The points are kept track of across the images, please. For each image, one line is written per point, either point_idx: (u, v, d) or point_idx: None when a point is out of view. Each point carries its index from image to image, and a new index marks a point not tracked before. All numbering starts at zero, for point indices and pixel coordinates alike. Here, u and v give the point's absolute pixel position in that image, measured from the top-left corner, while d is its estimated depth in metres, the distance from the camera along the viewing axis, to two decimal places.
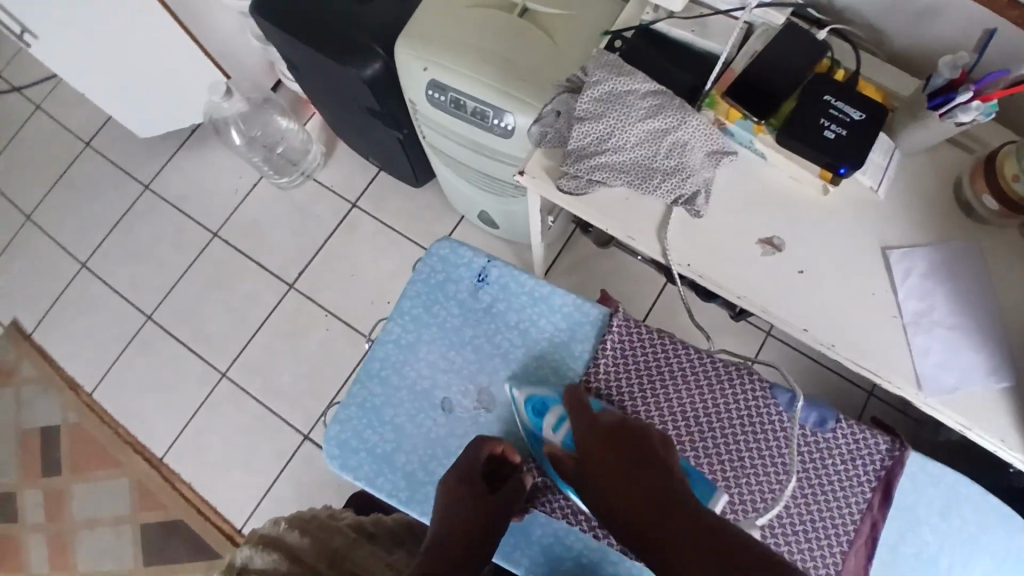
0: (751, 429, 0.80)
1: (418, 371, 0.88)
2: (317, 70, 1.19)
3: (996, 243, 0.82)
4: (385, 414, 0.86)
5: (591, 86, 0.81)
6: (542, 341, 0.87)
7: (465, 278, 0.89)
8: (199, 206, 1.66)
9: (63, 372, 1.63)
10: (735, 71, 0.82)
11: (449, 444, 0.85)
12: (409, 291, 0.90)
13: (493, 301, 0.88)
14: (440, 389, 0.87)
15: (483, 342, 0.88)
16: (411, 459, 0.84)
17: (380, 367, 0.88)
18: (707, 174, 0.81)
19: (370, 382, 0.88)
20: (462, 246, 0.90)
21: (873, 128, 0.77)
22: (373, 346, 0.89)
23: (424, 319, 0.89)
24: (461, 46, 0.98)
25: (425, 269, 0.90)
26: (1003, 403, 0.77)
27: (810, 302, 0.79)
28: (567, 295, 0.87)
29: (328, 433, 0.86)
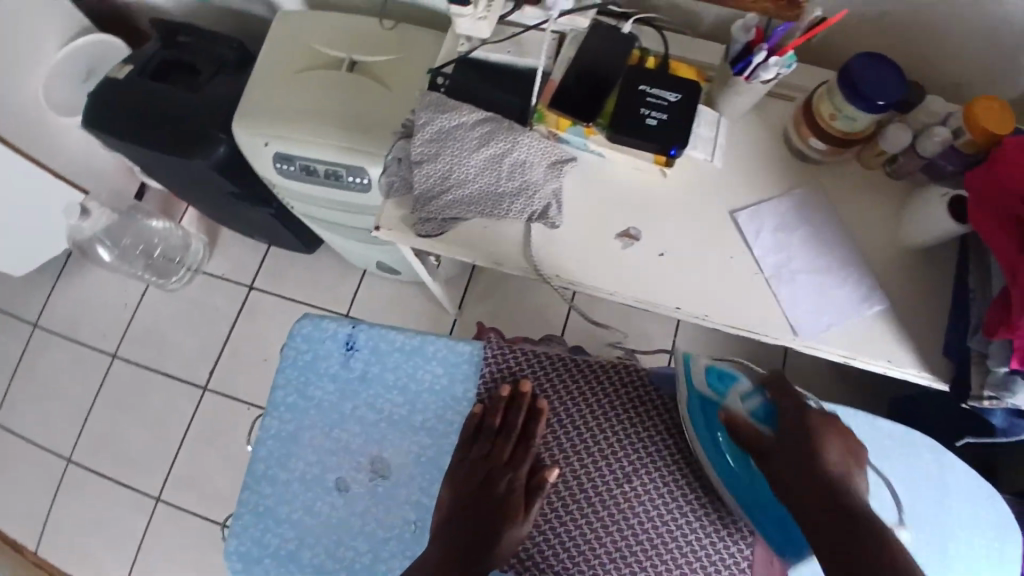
0: (644, 420, 0.82)
1: (305, 460, 0.85)
2: (167, 167, 1.16)
3: (835, 182, 0.87)
4: (280, 513, 0.84)
5: (421, 128, 0.81)
6: (424, 393, 0.85)
7: (332, 351, 0.87)
8: (91, 328, 1.57)
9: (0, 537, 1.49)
10: (555, 80, 0.83)
11: (351, 524, 0.83)
12: (279, 378, 0.88)
13: (366, 366, 0.87)
14: (332, 471, 0.85)
15: (365, 412, 0.85)
16: (316, 552, 0.82)
17: (266, 467, 0.86)
18: (551, 186, 0.82)
19: (258, 485, 0.85)
20: (323, 320, 0.88)
21: (690, 105, 0.80)
22: (254, 447, 0.86)
23: (300, 406, 0.87)
24: (295, 115, 0.97)
25: (290, 353, 0.88)
26: (880, 326, 0.81)
27: (680, 281, 0.81)
28: (439, 338, 0.86)
29: (228, 548, 0.83)
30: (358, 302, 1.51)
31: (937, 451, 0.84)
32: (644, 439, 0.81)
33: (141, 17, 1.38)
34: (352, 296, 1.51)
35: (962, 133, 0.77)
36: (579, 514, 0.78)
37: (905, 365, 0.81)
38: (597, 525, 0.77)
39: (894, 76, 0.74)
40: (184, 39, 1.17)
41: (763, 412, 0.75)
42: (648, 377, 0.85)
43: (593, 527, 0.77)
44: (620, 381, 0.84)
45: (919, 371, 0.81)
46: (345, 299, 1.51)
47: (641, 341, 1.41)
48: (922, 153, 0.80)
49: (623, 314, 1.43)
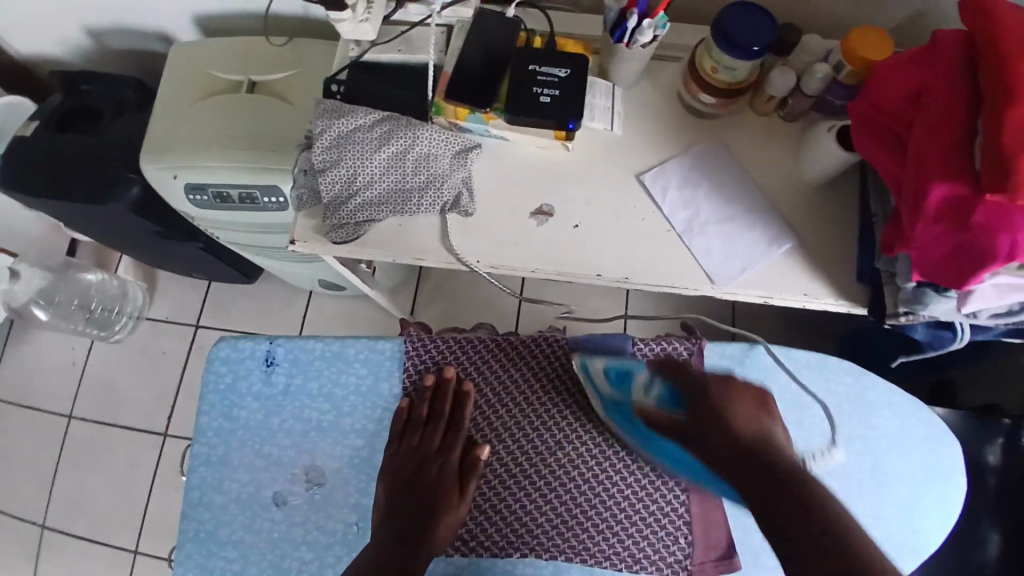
0: (567, 387, 0.84)
1: (239, 481, 0.85)
2: (86, 216, 1.14)
3: (735, 133, 0.90)
4: (221, 536, 0.83)
5: (319, 136, 0.80)
6: (350, 396, 0.85)
7: (253, 370, 0.87)
8: (41, 392, 1.52)
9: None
10: (447, 71, 0.85)
11: (293, 535, 0.83)
12: (204, 405, 0.87)
13: (288, 379, 0.86)
14: (268, 487, 0.84)
15: (293, 424, 0.85)
16: (261, 568, 0.82)
17: (201, 494, 0.85)
18: (457, 175, 0.83)
19: (195, 512, 0.84)
20: (240, 340, 0.87)
21: (581, 78, 0.82)
22: (187, 477, 0.85)
23: (227, 428, 0.86)
24: (201, 143, 0.96)
25: (210, 377, 0.87)
26: (790, 261, 0.84)
27: (596, 248, 0.83)
28: (358, 340, 0.86)
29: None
30: (311, 322, 1.50)
31: (862, 373, 0.87)
32: (573, 405, 0.84)
33: (43, 71, 1.35)
34: (302, 318, 1.50)
35: (843, 66, 0.80)
36: (516, 487, 0.82)
37: (823, 296, 0.83)
38: (534, 495, 0.81)
39: (763, 22, 0.77)
40: (85, 85, 1.15)
41: (668, 396, 0.75)
42: (567, 345, 0.86)
43: (530, 497, 0.82)
44: (541, 353, 0.85)
45: (836, 300, 0.84)
46: (297, 322, 1.50)
47: (595, 317, 1.43)
48: (808, 92, 0.84)
49: (572, 295, 1.45)
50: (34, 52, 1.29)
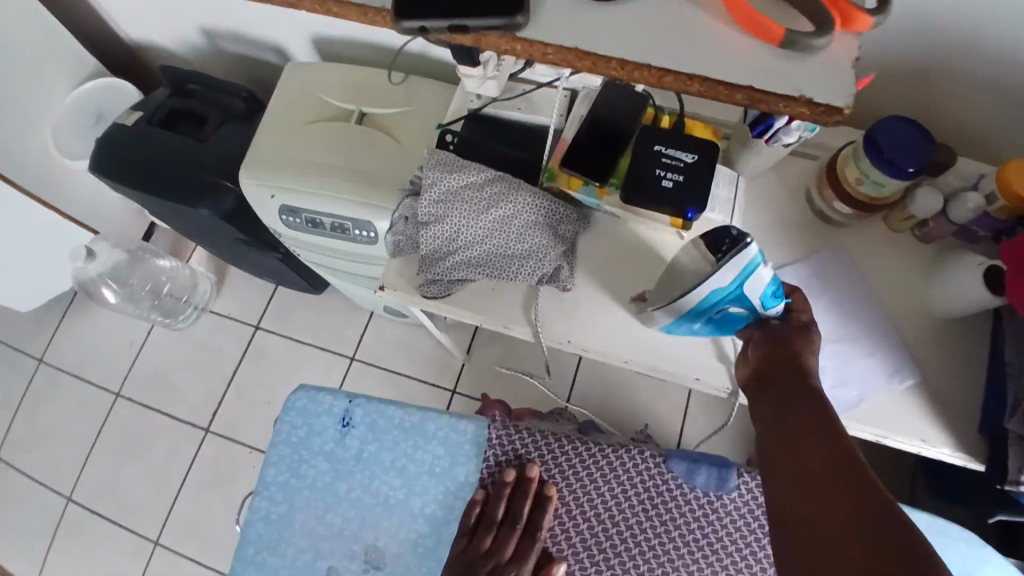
0: (657, 512, 0.83)
1: (296, 545, 0.82)
2: (176, 215, 1.15)
3: (861, 244, 0.83)
4: None
5: (428, 188, 0.78)
6: (422, 475, 0.82)
7: (329, 427, 0.84)
8: (96, 367, 1.55)
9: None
10: (567, 138, 0.82)
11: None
12: (272, 456, 0.84)
13: (363, 444, 0.84)
14: (324, 558, 0.82)
15: (360, 493, 0.83)
16: None
17: (254, 551, 0.82)
18: (562, 249, 0.79)
19: (245, 569, 0.81)
20: (319, 393, 0.85)
21: (708, 167, 0.78)
22: (243, 530, 0.83)
23: (293, 485, 0.84)
24: (302, 167, 0.96)
25: (283, 429, 0.85)
26: (910, 403, 0.76)
27: (695, 349, 0.77)
28: (439, 415, 0.84)
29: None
30: (367, 344, 1.48)
31: None
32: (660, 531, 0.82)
33: (154, 60, 1.39)
34: (359, 337, 1.49)
35: (995, 199, 0.73)
36: None
37: (945, 445, 0.75)
38: None
39: (922, 141, 0.70)
40: (193, 86, 1.17)
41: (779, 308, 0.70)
42: (664, 461, 0.85)
43: None
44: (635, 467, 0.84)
45: (953, 453, 0.75)
46: (353, 341, 1.48)
47: (657, 390, 1.37)
48: (953, 219, 0.76)
49: None
50: (150, 43, 1.33)
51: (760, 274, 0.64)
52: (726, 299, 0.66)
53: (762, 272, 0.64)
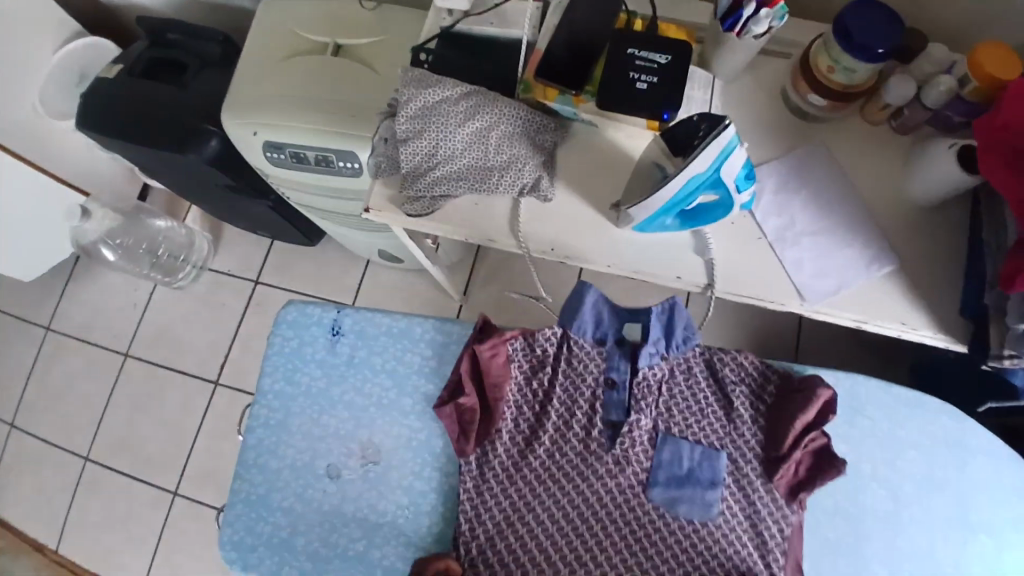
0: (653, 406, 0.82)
1: (295, 447, 0.89)
2: (162, 165, 1.16)
3: (837, 139, 0.84)
4: (272, 502, 0.87)
5: (404, 105, 0.79)
6: (411, 375, 0.89)
7: (319, 337, 0.91)
8: (102, 330, 1.58)
9: (26, 533, 1.51)
10: (540, 48, 0.82)
11: (340, 509, 0.86)
12: (267, 367, 0.91)
13: (352, 350, 0.90)
14: (322, 457, 0.88)
15: (353, 397, 0.89)
16: (311, 540, 0.85)
17: (257, 456, 0.89)
18: (540, 159, 0.80)
19: (249, 473, 0.89)
20: (309, 306, 0.92)
21: (681, 67, 0.78)
22: (245, 438, 0.90)
23: (288, 393, 0.90)
24: (282, 102, 0.96)
25: (278, 340, 0.92)
26: (888, 289, 0.78)
27: (674, 250, 0.78)
28: (423, 321, 0.90)
29: (221, 539, 0.86)
30: (365, 291, 1.51)
31: (960, 418, 0.82)
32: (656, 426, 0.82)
33: (130, 17, 1.38)
34: (357, 285, 1.51)
35: (967, 81, 0.73)
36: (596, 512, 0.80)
37: (923, 326, 0.77)
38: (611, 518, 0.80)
39: (889, 22, 0.71)
40: (170, 34, 1.16)
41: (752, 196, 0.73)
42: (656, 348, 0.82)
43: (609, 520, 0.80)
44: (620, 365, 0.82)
45: (933, 334, 0.77)
46: (351, 289, 1.51)
47: None
48: (927, 105, 0.76)
49: (629, 291, 1.41)
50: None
51: (736, 156, 0.66)
52: (704, 182, 0.67)
53: (738, 153, 0.65)
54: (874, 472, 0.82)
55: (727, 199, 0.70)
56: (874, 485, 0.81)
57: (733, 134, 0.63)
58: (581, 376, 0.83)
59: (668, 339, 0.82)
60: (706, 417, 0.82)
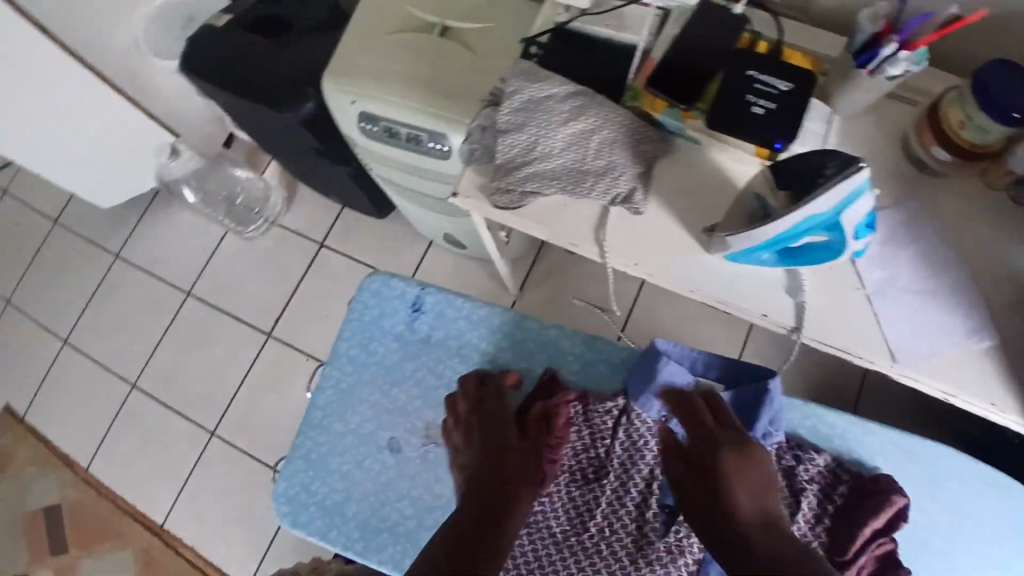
0: None
1: (360, 416, 0.94)
2: (254, 118, 1.18)
3: (953, 195, 0.79)
4: (332, 464, 0.93)
5: (510, 96, 0.78)
6: (483, 362, 0.92)
7: (398, 311, 0.95)
8: (167, 266, 1.64)
9: (58, 450, 1.61)
10: (654, 59, 0.80)
11: (393, 483, 0.91)
12: (344, 332, 0.96)
13: (430, 329, 0.94)
14: (385, 430, 0.93)
15: (424, 375, 0.93)
16: (361, 508, 0.91)
17: (323, 417, 0.95)
18: (638, 169, 0.78)
19: (314, 432, 0.95)
20: (393, 279, 0.95)
21: (802, 97, 0.75)
22: (314, 395, 0.95)
23: (362, 360, 0.95)
24: (383, 75, 0.97)
25: (358, 308, 0.96)
26: (986, 364, 0.73)
27: (763, 286, 0.76)
28: (504, 312, 0.93)
29: (277, 491, 0.94)
30: (422, 270, 1.52)
31: None
32: None
33: None
34: (417, 263, 1.52)
35: None
36: None
37: (1015, 412, 0.72)
38: None
39: None
40: None
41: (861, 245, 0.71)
42: None
43: None
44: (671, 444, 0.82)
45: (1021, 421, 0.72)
46: (410, 266, 1.52)
47: (706, 345, 1.35)
48: None
49: (688, 314, 1.37)
50: None
51: (859, 204, 0.63)
52: (819, 225, 0.65)
53: (862, 202, 0.63)
54: (940, 545, 0.79)
55: (837, 246, 0.68)
56: (937, 558, 0.79)
57: (863, 180, 0.61)
58: (640, 450, 0.82)
59: (742, 431, 0.78)
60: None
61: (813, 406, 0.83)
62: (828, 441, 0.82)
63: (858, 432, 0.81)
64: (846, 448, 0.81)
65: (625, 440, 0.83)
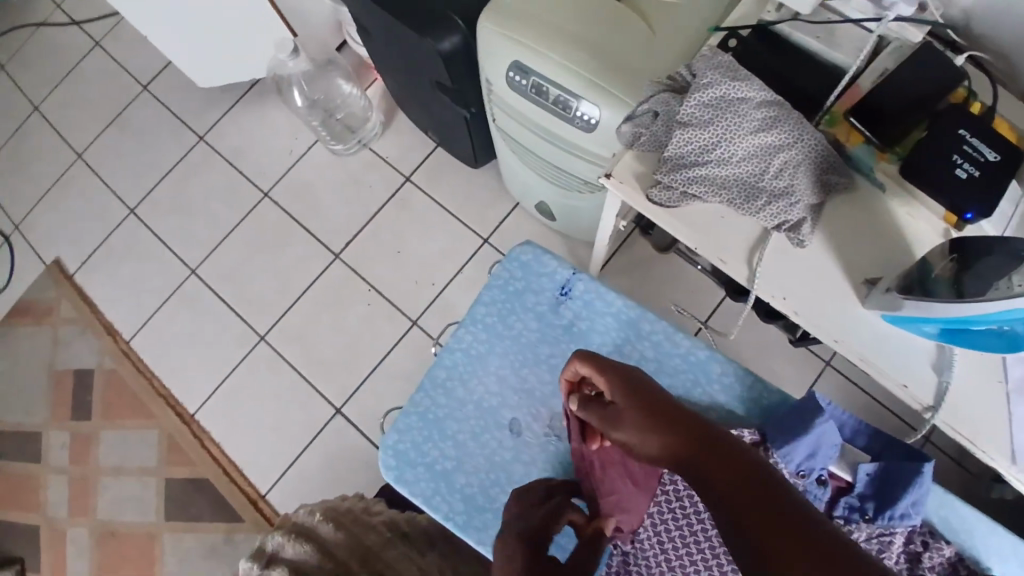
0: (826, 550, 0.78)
1: (485, 385, 0.90)
2: (390, 37, 1.13)
3: None
4: (447, 428, 0.89)
5: (701, 88, 0.72)
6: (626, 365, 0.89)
7: (546, 289, 0.92)
8: (249, 161, 1.61)
9: (102, 316, 1.61)
10: (861, 87, 0.74)
11: (509, 464, 0.88)
12: (486, 296, 0.93)
13: (574, 317, 0.91)
14: (509, 409, 0.90)
15: (560, 362, 0.91)
16: (470, 482, 0.87)
17: (446, 376, 0.91)
18: (814, 200, 0.72)
19: (434, 391, 0.91)
20: (546, 255, 0.93)
21: (1010, 170, 0.69)
22: (441, 353, 0.92)
23: (497, 330, 0.92)
24: (551, 27, 0.90)
25: (504, 274, 0.93)
26: None
27: (912, 357, 0.72)
28: (656, 320, 0.90)
29: (384, 442, 0.89)
30: (503, 230, 1.48)
31: None
32: None
33: None
34: (499, 222, 1.48)
35: None
36: None
37: None
38: None
39: None
40: None
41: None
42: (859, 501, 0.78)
43: None
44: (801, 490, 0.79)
45: None
46: (492, 223, 1.48)
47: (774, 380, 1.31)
48: None
49: (762, 345, 1.33)
50: None
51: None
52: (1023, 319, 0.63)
53: None
54: None
55: (1021, 339, 0.66)
56: None
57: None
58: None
59: (880, 506, 0.76)
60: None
61: (949, 496, 0.79)
62: (954, 533, 0.79)
63: (984, 532, 0.78)
64: (971, 543, 0.78)
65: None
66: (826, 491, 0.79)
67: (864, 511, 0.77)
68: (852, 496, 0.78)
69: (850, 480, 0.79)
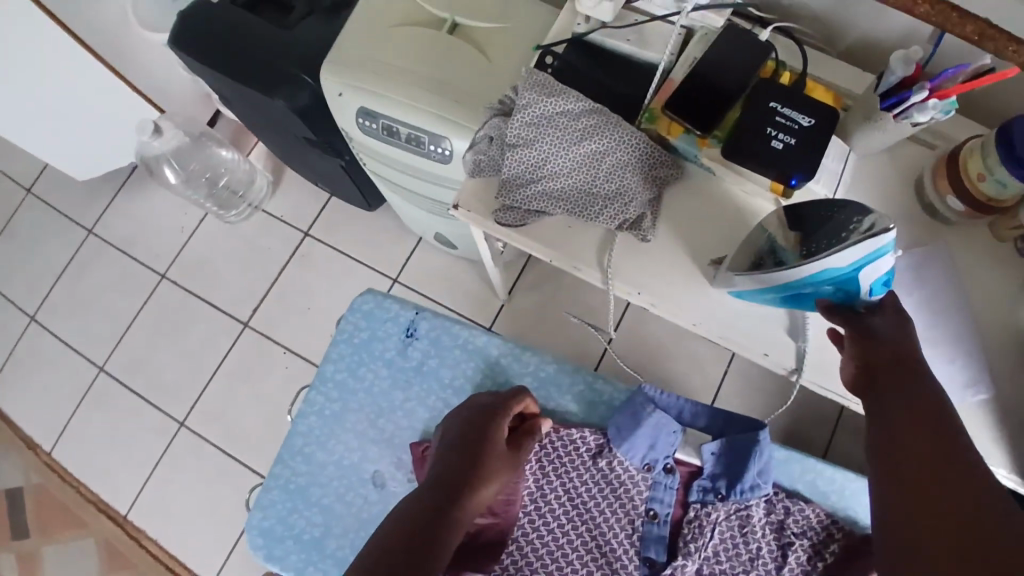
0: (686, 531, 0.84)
1: (344, 445, 0.97)
2: (245, 102, 1.12)
3: (959, 243, 0.77)
4: (311, 494, 0.96)
5: (522, 109, 0.74)
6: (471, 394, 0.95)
7: (392, 334, 0.98)
8: (142, 246, 1.57)
9: (19, 432, 1.54)
10: (675, 79, 0.77)
11: (375, 518, 0.94)
12: (333, 355, 0.99)
13: (422, 356, 0.97)
14: (370, 464, 0.96)
15: (413, 406, 0.96)
16: (340, 544, 0.94)
17: (302, 445, 0.98)
18: (649, 195, 0.75)
19: (293, 461, 0.98)
20: (384, 306, 0.99)
21: (823, 134, 0.73)
22: (296, 421, 0.99)
23: (349, 385, 0.98)
24: (387, 69, 0.91)
25: (349, 326, 0.99)
26: (979, 419, 0.72)
27: (770, 326, 0.75)
28: (502, 343, 0.96)
29: (252, 523, 0.96)
30: (409, 268, 1.47)
31: None
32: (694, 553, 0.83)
33: None
34: (404, 261, 1.47)
35: None
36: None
37: (1004, 465, 0.71)
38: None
39: None
40: None
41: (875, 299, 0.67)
42: (710, 480, 0.85)
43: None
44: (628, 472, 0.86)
45: (1007, 474, 0.71)
46: (397, 263, 1.47)
47: (694, 363, 1.33)
48: None
49: (677, 333, 1.35)
50: None
51: (882, 262, 0.63)
52: (835, 278, 0.64)
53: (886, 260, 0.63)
54: None
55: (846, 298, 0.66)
56: None
57: (891, 239, 0.61)
58: (621, 498, 0.86)
59: (730, 481, 0.83)
60: (758, 566, 0.82)
61: (815, 462, 0.86)
62: (827, 497, 0.86)
63: (860, 488, 0.86)
64: (842, 504, 0.85)
65: (597, 480, 0.87)
66: (675, 478, 0.86)
67: (717, 489, 0.84)
68: (703, 479, 0.85)
69: (700, 463, 0.86)
